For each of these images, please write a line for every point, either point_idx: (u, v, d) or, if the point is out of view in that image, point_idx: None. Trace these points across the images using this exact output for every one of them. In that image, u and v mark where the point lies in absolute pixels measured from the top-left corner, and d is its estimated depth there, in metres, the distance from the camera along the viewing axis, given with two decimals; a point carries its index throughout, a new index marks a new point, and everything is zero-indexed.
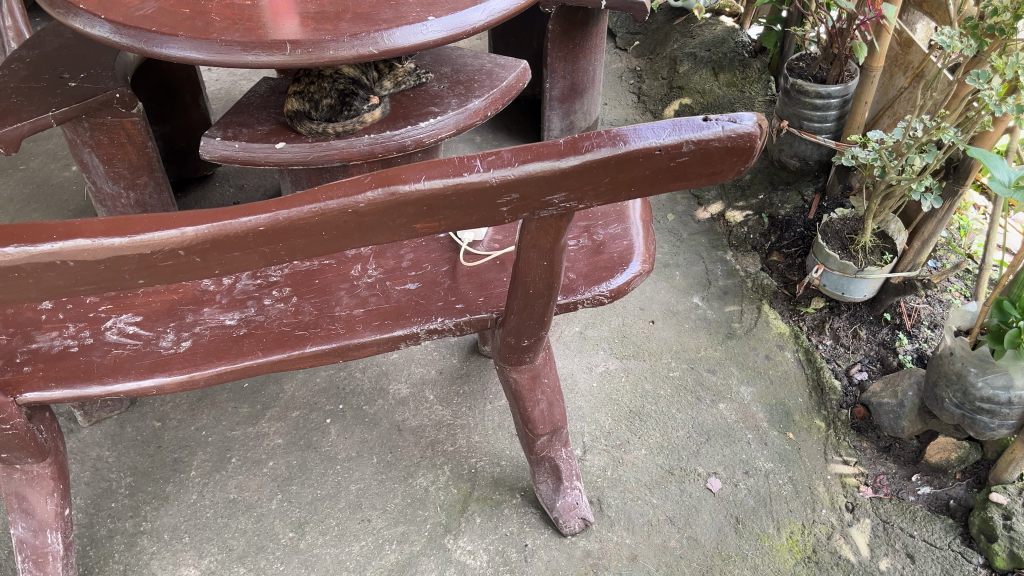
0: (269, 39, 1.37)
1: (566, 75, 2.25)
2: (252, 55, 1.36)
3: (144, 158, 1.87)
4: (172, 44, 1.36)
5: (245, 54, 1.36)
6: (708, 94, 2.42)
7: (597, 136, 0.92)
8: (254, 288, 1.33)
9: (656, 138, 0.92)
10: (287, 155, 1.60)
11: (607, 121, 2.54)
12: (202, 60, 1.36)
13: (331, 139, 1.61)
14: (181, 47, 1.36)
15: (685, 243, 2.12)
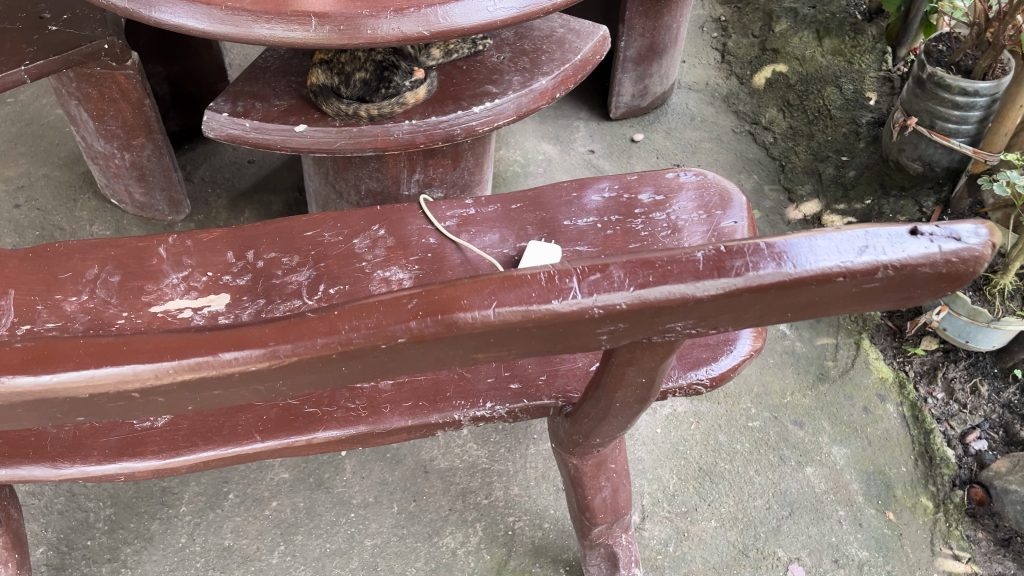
0: (290, 10, 1.05)
1: (645, 33, 1.88)
2: (264, 29, 1.04)
3: (142, 117, 1.57)
4: (166, 6, 1.05)
5: (256, 26, 1.04)
6: (808, 63, 2.06)
7: (750, 253, 0.59)
8: None
9: (838, 260, 0.58)
10: (310, 141, 1.31)
11: (685, 85, 2.17)
12: (200, 31, 1.05)
13: (364, 125, 1.31)
14: (175, 13, 1.05)
15: None
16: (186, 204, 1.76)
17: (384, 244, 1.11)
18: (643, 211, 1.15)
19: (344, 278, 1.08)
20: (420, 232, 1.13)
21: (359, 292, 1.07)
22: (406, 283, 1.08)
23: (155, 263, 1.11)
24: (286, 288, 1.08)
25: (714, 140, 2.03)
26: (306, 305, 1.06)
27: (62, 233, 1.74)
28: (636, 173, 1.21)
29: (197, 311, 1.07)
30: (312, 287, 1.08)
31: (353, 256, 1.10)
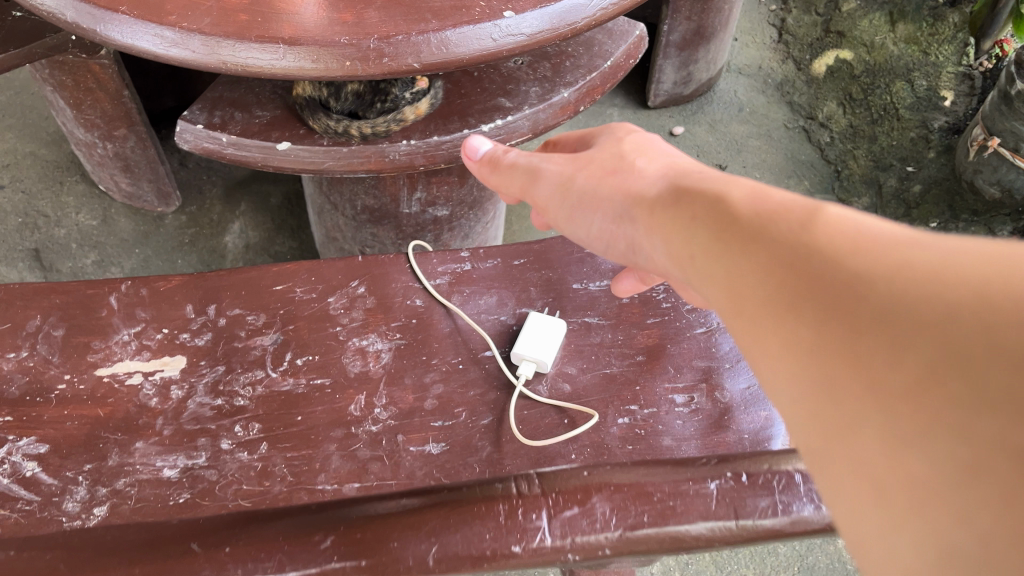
0: (254, 34, 0.88)
1: (693, 16, 1.64)
2: (230, 48, 0.88)
3: (122, 108, 1.41)
4: (112, 21, 0.89)
5: (219, 46, 0.88)
6: (877, 51, 1.82)
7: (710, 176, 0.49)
8: (211, 414, 0.91)
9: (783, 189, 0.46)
10: (293, 160, 1.15)
11: (735, 67, 1.95)
12: (154, 53, 0.89)
13: (355, 145, 1.15)
14: (122, 30, 0.89)
15: None
16: (177, 194, 1.62)
17: (363, 304, 0.97)
18: None
19: (315, 346, 0.94)
20: (405, 292, 0.98)
21: (329, 365, 0.93)
22: (384, 357, 0.93)
23: (105, 314, 0.98)
24: (249, 354, 0.95)
25: (762, 136, 1.83)
26: (269, 378, 0.93)
27: (47, 222, 1.62)
28: None
29: (147, 377, 0.94)
30: (277, 355, 0.94)
31: (326, 318, 0.96)
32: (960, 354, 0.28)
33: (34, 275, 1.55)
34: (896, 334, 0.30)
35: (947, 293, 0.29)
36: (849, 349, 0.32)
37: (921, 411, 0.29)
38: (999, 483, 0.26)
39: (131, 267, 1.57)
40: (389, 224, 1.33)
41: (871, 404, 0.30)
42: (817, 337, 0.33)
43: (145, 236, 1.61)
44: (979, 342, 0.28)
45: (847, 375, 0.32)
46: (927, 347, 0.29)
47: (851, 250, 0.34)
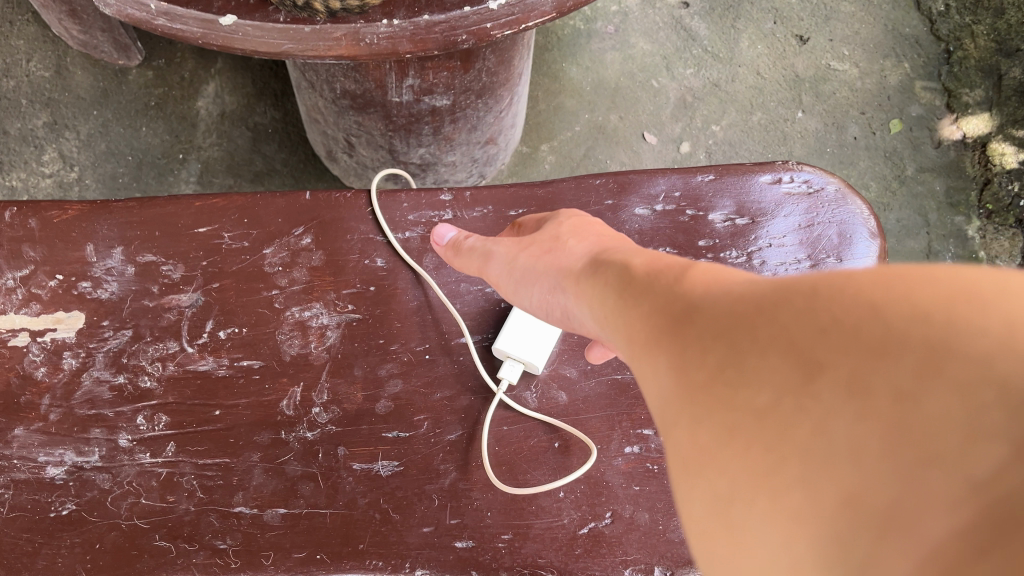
0: None
1: None
2: None
3: None
4: None
5: None
6: None
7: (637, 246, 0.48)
8: (110, 398, 0.72)
9: None
10: (240, 40, 0.87)
11: None
12: None
13: (320, 24, 0.88)
14: None
15: (904, 187, 1.36)
16: (139, 46, 1.33)
17: (307, 261, 0.74)
18: (711, 245, 0.74)
19: (243, 315, 0.73)
20: (364, 248, 0.75)
21: (260, 343, 0.72)
22: (329, 337, 0.72)
23: None
24: (161, 318, 0.74)
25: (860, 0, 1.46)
26: (183, 354, 0.72)
27: None
28: (712, 170, 0.76)
29: (36, 338, 0.74)
30: (195, 323, 0.73)
31: (261, 278, 0.74)
32: (774, 360, 0.25)
33: None
34: (727, 342, 0.28)
35: (777, 298, 0.27)
36: (700, 370, 0.29)
37: (734, 417, 0.26)
38: (802, 490, 0.23)
39: (88, 133, 1.33)
40: (376, 113, 1.07)
41: (703, 422, 0.28)
42: (670, 351, 0.31)
43: (105, 94, 1.35)
44: (785, 340, 0.25)
45: (683, 386, 0.29)
46: (745, 356, 0.27)
47: (732, 290, 0.31)
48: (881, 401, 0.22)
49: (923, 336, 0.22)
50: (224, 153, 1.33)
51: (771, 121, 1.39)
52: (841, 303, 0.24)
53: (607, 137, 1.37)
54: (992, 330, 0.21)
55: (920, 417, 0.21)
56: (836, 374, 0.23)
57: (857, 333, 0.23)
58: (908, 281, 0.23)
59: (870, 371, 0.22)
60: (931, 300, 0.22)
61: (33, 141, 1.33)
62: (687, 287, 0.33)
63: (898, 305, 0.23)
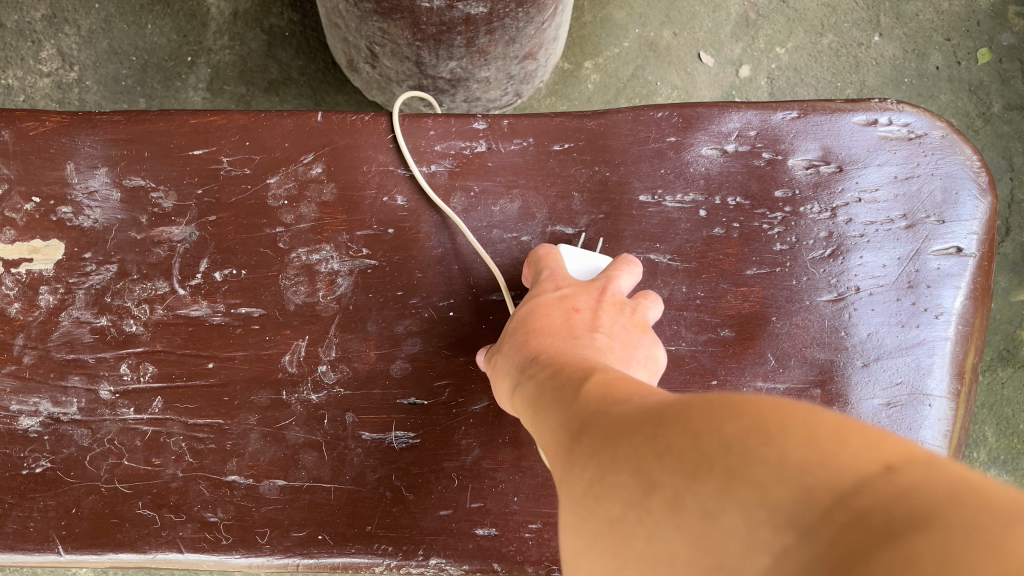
0: None
1: None
2: None
3: None
4: None
5: None
6: None
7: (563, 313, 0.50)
8: (89, 344, 0.63)
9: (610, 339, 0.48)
10: None
11: None
12: None
13: None
14: None
15: (989, 125, 1.23)
16: None
17: (317, 195, 0.64)
18: (790, 197, 0.63)
19: (242, 256, 0.64)
20: (382, 182, 0.64)
21: (261, 289, 0.63)
22: (340, 286, 0.62)
23: None
24: (150, 254, 0.65)
25: None
26: (174, 296, 0.63)
27: None
28: (796, 105, 0.64)
29: (10, 270, 0.65)
30: (188, 262, 0.64)
31: (264, 214, 0.64)
32: (627, 477, 0.29)
33: None
34: (597, 456, 0.32)
35: (640, 421, 0.31)
36: (575, 476, 0.33)
37: (596, 528, 0.29)
38: None
39: (89, 29, 1.21)
40: (402, 19, 0.94)
41: (575, 525, 0.31)
42: (568, 462, 0.34)
43: None
44: (637, 463, 0.29)
45: (570, 497, 0.32)
46: (609, 471, 0.30)
47: (622, 400, 0.35)
48: (692, 518, 0.25)
49: (721, 462, 0.25)
50: (236, 58, 1.21)
51: (843, 44, 1.24)
52: (676, 435, 0.27)
53: (658, 56, 1.23)
54: (774, 461, 0.23)
55: (715, 534, 0.23)
56: (662, 492, 0.26)
57: (680, 461, 0.26)
58: (724, 416, 0.26)
59: (685, 493, 0.25)
60: (736, 433, 0.25)
61: (30, 36, 1.21)
62: (598, 399, 0.37)
63: (715, 436, 0.26)
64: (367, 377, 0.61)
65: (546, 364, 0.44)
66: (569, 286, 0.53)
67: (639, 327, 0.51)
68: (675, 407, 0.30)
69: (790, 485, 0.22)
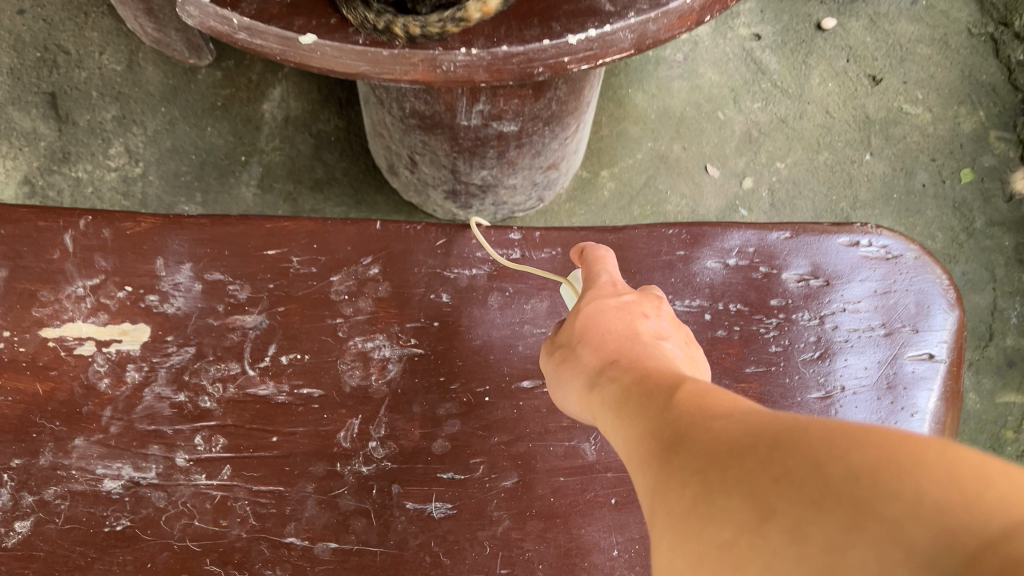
0: None
1: None
2: None
3: None
4: None
5: None
6: None
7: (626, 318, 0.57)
8: (168, 416, 0.72)
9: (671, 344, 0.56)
10: (318, 59, 0.87)
11: None
12: None
13: (399, 47, 0.87)
14: None
15: (972, 239, 1.34)
16: (210, 48, 1.34)
17: (373, 292, 0.74)
18: (784, 306, 0.72)
19: (306, 342, 0.73)
20: (430, 282, 0.74)
21: (321, 372, 0.72)
22: (391, 371, 0.72)
23: (56, 257, 0.77)
24: (225, 338, 0.74)
25: (937, 43, 1.43)
26: (244, 376, 0.73)
27: (66, 59, 1.39)
28: (789, 227, 0.74)
29: (101, 349, 0.75)
30: (258, 346, 0.73)
31: (325, 306, 0.74)
32: (739, 502, 0.30)
33: (48, 125, 1.35)
34: (705, 481, 0.33)
35: (753, 448, 0.32)
36: (678, 498, 0.34)
37: (702, 550, 0.30)
38: None
39: (154, 129, 1.35)
40: (443, 134, 1.05)
41: (678, 547, 0.31)
42: (668, 482, 0.35)
43: (173, 92, 1.37)
44: (750, 489, 0.30)
45: (672, 516, 0.33)
46: (719, 495, 0.31)
47: (723, 425, 0.36)
48: (815, 550, 0.25)
49: (855, 495, 0.26)
50: (286, 158, 1.34)
51: (838, 161, 1.37)
52: (795, 464, 0.29)
53: (669, 167, 1.35)
54: (910, 498, 0.24)
55: (843, 568, 0.24)
56: (781, 519, 0.27)
57: (802, 491, 0.27)
58: (854, 451, 0.27)
59: (808, 521, 0.26)
60: (865, 468, 0.26)
61: (100, 134, 1.35)
62: (691, 426, 0.38)
63: (844, 470, 0.27)
64: (412, 452, 0.69)
65: (630, 386, 0.48)
66: (629, 291, 0.60)
67: (685, 335, 0.59)
68: (791, 435, 0.31)
69: (929, 524, 0.23)
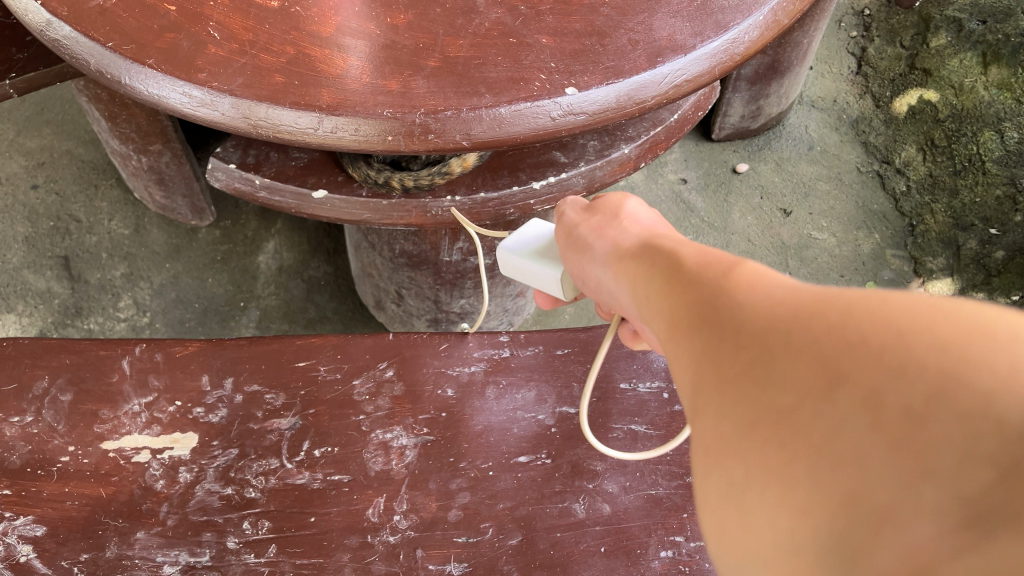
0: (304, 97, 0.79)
1: (768, 50, 1.52)
2: (282, 111, 0.79)
3: (158, 124, 1.31)
4: (148, 75, 0.79)
5: (271, 109, 0.79)
6: (966, 94, 1.69)
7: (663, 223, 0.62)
8: (218, 508, 0.83)
9: None
10: (328, 210, 1.06)
11: (808, 100, 1.86)
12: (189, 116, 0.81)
13: (396, 198, 1.05)
14: (164, 87, 0.79)
15: None
16: (212, 210, 1.55)
17: (390, 391, 0.89)
18: None
19: (335, 436, 0.87)
20: (437, 379, 0.90)
21: (349, 460, 0.86)
22: (408, 455, 0.86)
23: (115, 380, 0.91)
24: (264, 439, 0.87)
25: (833, 180, 1.75)
26: (283, 469, 0.85)
27: (78, 227, 1.56)
28: None
29: (156, 455, 0.87)
30: (294, 443, 0.87)
31: (350, 404, 0.89)
32: (811, 372, 0.34)
33: (61, 284, 1.50)
34: (767, 353, 0.37)
35: (818, 318, 0.36)
36: (732, 365, 0.38)
37: (768, 415, 0.35)
38: (825, 477, 0.32)
39: (160, 283, 1.51)
40: (427, 270, 1.24)
41: (740, 410, 0.36)
42: (715, 353, 0.39)
43: (177, 250, 1.55)
44: (822, 358, 0.34)
45: (728, 384, 0.38)
46: (784, 363, 0.35)
47: (772, 292, 0.39)
48: (894, 418, 0.31)
49: (941, 370, 0.30)
50: (281, 302, 1.50)
51: None
52: (875, 338, 0.33)
53: None
54: (996, 377, 0.29)
55: (926, 437, 0.30)
56: (853, 391, 0.32)
57: (883, 364, 0.32)
58: (934, 329, 0.32)
59: (887, 392, 0.31)
60: (950, 345, 0.31)
61: (110, 289, 1.50)
62: (735, 293, 0.41)
63: (926, 345, 0.31)
64: (431, 518, 0.82)
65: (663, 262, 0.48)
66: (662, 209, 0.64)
67: None
68: (859, 301, 0.35)
69: (1017, 404, 0.28)
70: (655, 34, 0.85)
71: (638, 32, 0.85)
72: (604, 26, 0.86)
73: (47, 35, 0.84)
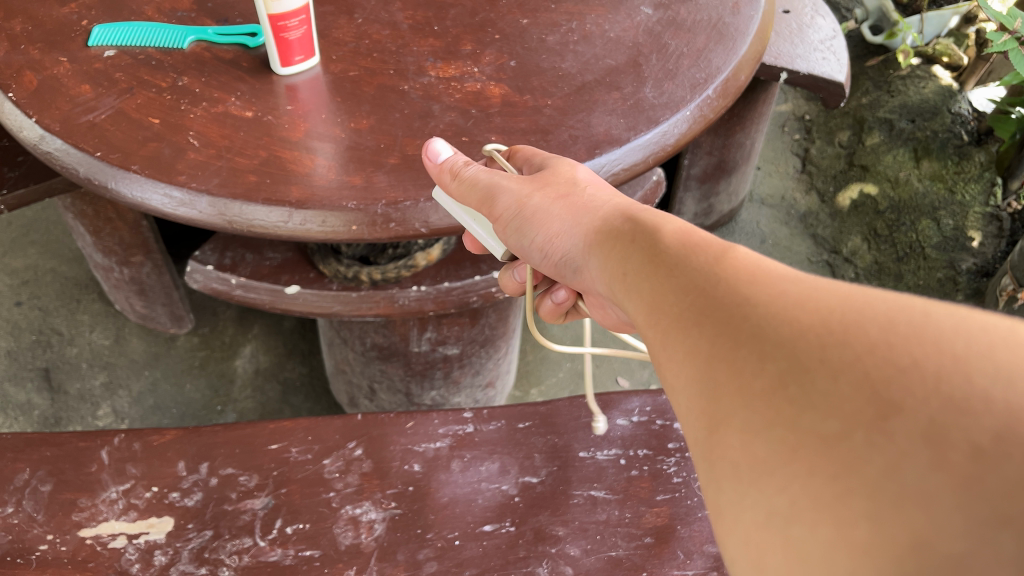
0: (273, 194, 0.87)
1: (712, 150, 1.64)
2: (254, 208, 0.87)
3: (140, 236, 1.39)
4: (132, 181, 0.87)
5: (244, 206, 0.87)
6: (902, 186, 1.81)
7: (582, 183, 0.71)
8: None
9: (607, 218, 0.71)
10: (300, 304, 1.12)
11: (758, 198, 1.99)
12: (169, 216, 0.88)
13: (365, 290, 1.12)
14: (145, 190, 0.87)
15: None
16: (190, 317, 1.60)
17: (359, 468, 0.94)
18: (679, 446, 0.96)
19: (307, 514, 0.90)
20: (404, 456, 0.95)
21: (320, 536, 0.88)
22: (376, 528, 0.89)
23: (93, 470, 0.94)
24: (238, 519, 0.90)
25: None
26: (256, 547, 0.87)
27: (60, 340, 1.61)
28: None
29: (132, 540, 0.88)
30: (267, 521, 0.89)
31: (320, 482, 0.93)
32: (864, 402, 0.39)
33: (41, 395, 1.53)
34: (810, 381, 0.41)
35: (866, 347, 0.40)
36: (773, 395, 0.42)
37: (816, 445, 0.40)
38: (889, 514, 0.36)
39: (139, 390, 1.55)
40: (397, 361, 1.29)
41: (788, 437, 0.41)
42: (753, 380, 0.43)
43: (155, 358, 1.60)
44: (874, 389, 0.39)
45: (771, 419, 0.42)
46: (828, 392, 0.40)
47: (798, 319, 0.43)
48: (961, 459, 0.36)
49: (1010, 410, 0.36)
50: (257, 403, 1.54)
51: None
52: (935, 367, 0.38)
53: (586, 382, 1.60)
54: None
55: (993, 475, 0.35)
56: (910, 428, 0.37)
57: (946, 398, 0.37)
58: (996, 364, 0.37)
59: (950, 428, 0.36)
60: (1009, 371, 0.37)
61: (90, 398, 1.53)
62: (767, 319, 0.45)
63: (988, 377, 0.37)
64: None
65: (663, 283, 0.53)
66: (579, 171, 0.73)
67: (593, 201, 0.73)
68: (910, 330, 0.40)
69: None
70: (592, 131, 0.94)
71: (577, 130, 0.95)
72: (547, 124, 0.96)
73: (39, 148, 0.91)
